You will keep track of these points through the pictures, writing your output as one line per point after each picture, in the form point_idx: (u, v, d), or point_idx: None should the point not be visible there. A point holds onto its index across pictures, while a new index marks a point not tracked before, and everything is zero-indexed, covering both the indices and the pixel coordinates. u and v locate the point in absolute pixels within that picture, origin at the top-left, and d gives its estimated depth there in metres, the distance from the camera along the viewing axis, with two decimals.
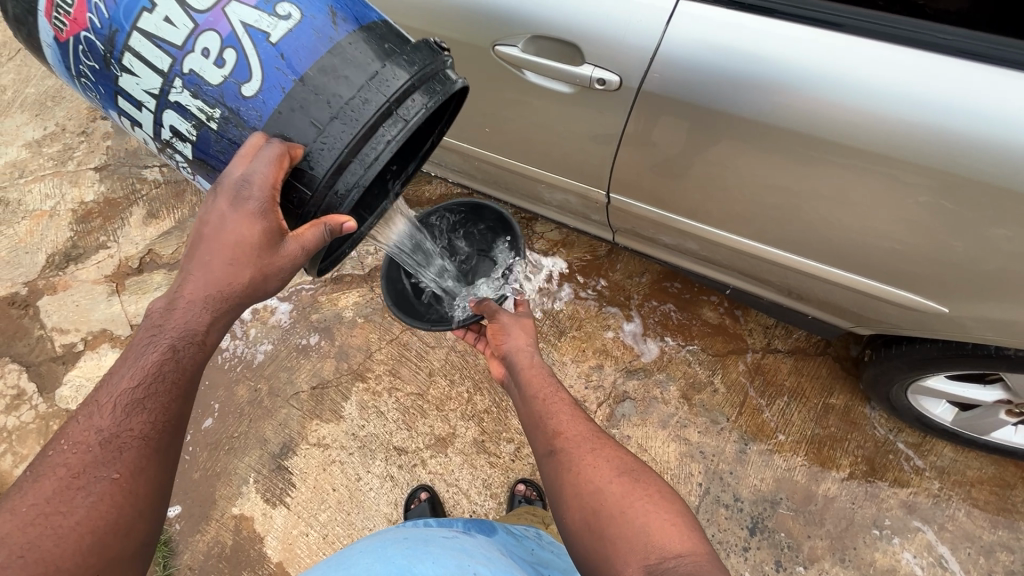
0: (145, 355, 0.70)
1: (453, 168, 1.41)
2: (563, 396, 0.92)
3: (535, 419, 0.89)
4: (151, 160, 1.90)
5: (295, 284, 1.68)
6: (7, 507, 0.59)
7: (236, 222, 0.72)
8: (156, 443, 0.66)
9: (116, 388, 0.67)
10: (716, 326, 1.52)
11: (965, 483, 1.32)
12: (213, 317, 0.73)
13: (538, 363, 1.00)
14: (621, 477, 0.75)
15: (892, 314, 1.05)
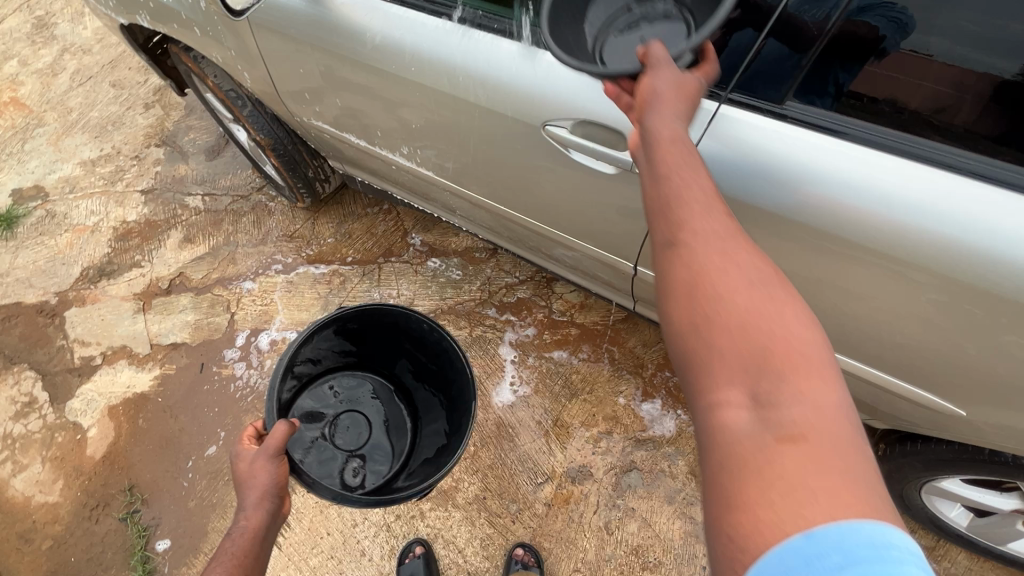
0: (237, 527, 0.81)
1: (483, 225, 1.47)
2: (698, 175, 0.62)
3: (666, 216, 0.60)
4: (194, 188, 1.99)
5: (316, 319, 1.72)
6: None
7: (258, 466, 0.87)
8: None
9: (223, 552, 0.77)
10: None
11: None
12: (268, 484, 0.86)
13: (681, 135, 0.66)
14: (795, 330, 0.50)
15: (902, 410, 1.06)
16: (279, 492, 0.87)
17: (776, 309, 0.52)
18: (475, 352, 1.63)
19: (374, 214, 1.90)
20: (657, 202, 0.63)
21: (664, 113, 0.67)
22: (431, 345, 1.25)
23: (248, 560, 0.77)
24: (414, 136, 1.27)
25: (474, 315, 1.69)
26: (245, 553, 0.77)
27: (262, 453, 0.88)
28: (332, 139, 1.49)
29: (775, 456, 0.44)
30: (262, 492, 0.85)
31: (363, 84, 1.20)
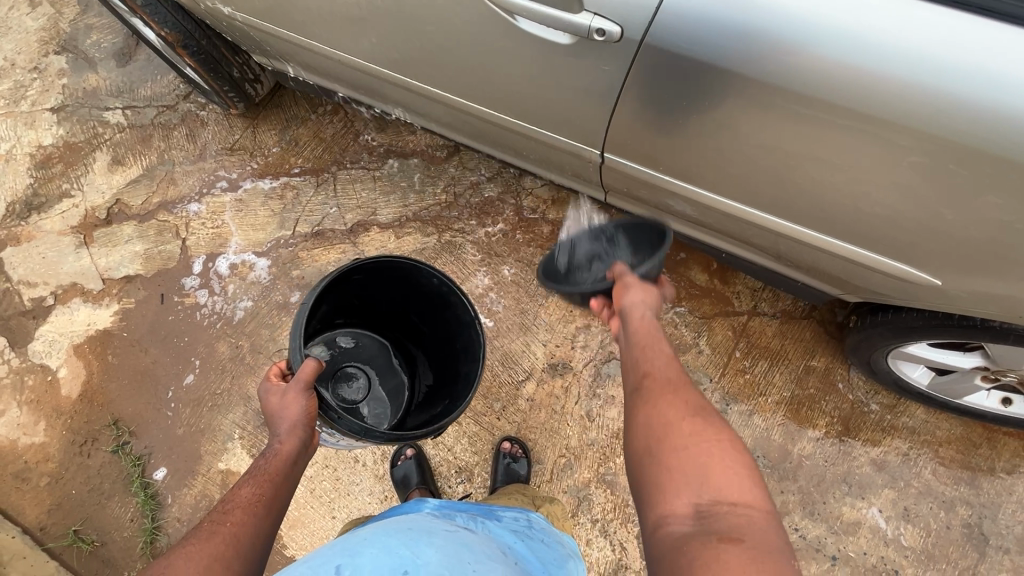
0: (266, 456, 0.84)
1: (437, 120, 1.31)
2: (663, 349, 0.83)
3: (630, 364, 0.83)
4: (112, 101, 1.75)
5: (274, 238, 1.61)
6: (182, 553, 0.68)
7: (291, 396, 0.90)
8: (263, 502, 0.77)
9: (250, 476, 0.81)
10: (705, 288, 1.50)
11: (933, 442, 1.37)
12: (298, 419, 0.88)
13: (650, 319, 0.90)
14: (717, 430, 0.66)
15: (880, 281, 1.03)
16: (310, 425, 0.89)
17: (710, 422, 0.67)
18: (445, 258, 1.57)
19: (320, 116, 1.72)
20: (634, 358, 0.84)
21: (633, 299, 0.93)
22: (441, 304, 1.20)
23: (278, 481, 0.81)
24: (343, 20, 1.09)
25: (440, 220, 1.60)
26: (276, 475, 0.81)
27: (293, 386, 0.90)
28: (251, 29, 1.27)
29: (707, 548, 0.54)
30: (292, 421, 0.88)
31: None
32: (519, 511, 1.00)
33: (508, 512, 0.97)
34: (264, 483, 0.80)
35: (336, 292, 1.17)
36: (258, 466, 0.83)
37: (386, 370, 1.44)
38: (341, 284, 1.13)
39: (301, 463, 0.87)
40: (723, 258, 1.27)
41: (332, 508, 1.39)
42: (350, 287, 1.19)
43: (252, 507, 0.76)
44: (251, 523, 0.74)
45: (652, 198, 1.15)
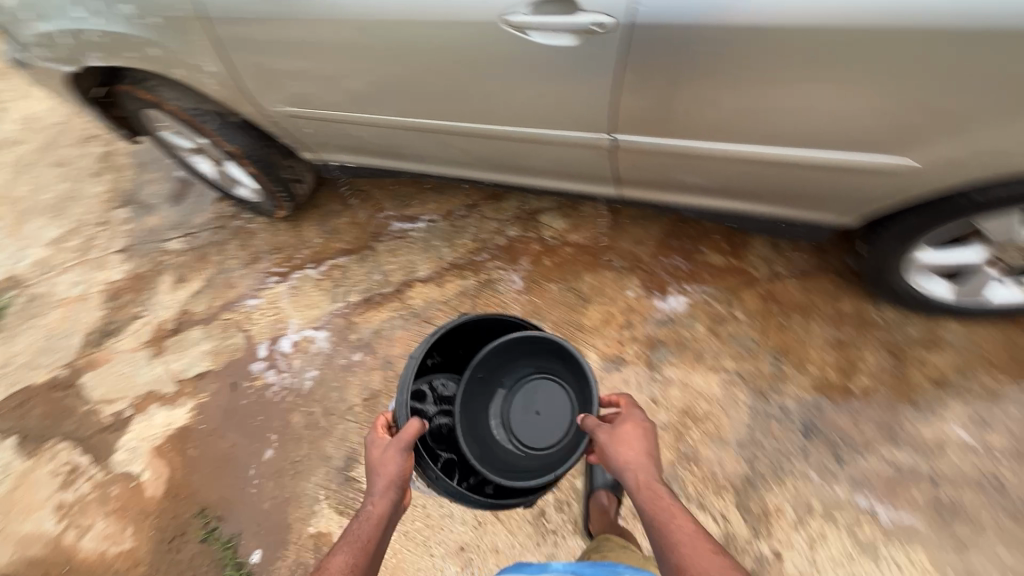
0: (361, 521, 0.90)
1: (458, 159, 1.53)
2: (683, 514, 0.87)
3: (657, 543, 0.86)
4: (171, 233, 2.01)
5: (328, 312, 1.78)
6: None
7: (390, 456, 0.97)
8: (356, 570, 0.83)
9: (345, 540, 0.87)
10: (724, 267, 1.66)
11: (980, 351, 1.44)
12: (390, 480, 0.94)
13: (652, 475, 0.93)
14: None
15: (873, 186, 1.15)
16: (402, 485, 0.95)
17: None
18: (486, 294, 1.73)
19: (353, 205, 1.97)
20: (659, 539, 0.86)
21: (628, 452, 0.96)
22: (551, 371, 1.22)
23: (370, 546, 0.86)
24: (376, 101, 1.37)
25: (474, 264, 1.79)
26: (369, 539, 0.87)
27: (392, 445, 0.98)
28: (291, 121, 1.52)
29: None
30: (388, 482, 0.94)
31: (315, 70, 1.32)
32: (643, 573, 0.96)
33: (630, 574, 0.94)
34: (356, 551, 0.85)
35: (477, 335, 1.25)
36: (352, 530, 0.89)
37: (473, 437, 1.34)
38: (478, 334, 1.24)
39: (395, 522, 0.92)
40: (737, 219, 1.41)
41: (428, 546, 1.37)
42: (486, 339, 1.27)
43: (348, 571, 0.82)
44: None
45: (661, 176, 1.32)
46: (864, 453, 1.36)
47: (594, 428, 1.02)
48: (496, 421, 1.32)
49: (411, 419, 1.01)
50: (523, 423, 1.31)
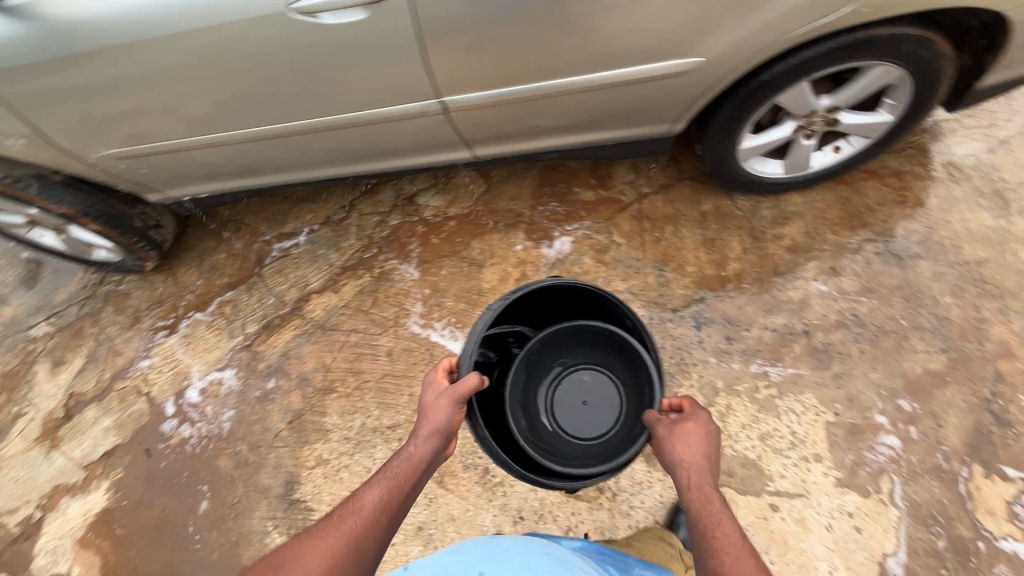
0: (402, 460, 0.97)
1: (313, 161, 1.51)
2: (727, 517, 0.87)
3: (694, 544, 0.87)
4: (34, 318, 1.85)
5: (230, 349, 1.72)
6: (323, 533, 0.89)
7: (442, 403, 1.00)
8: (387, 510, 0.91)
9: (379, 476, 0.96)
10: (596, 200, 1.77)
11: (819, 213, 1.64)
12: (432, 431, 0.99)
13: (704, 478, 0.95)
14: None
15: (686, 87, 1.26)
16: (447, 434, 1.00)
17: None
18: (385, 287, 1.74)
19: (228, 237, 1.90)
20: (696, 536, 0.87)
21: (683, 450, 0.98)
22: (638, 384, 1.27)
23: (405, 488, 0.94)
24: (205, 123, 1.33)
25: (366, 261, 1.79)
26: (409, 479, 0.95)
27: (447, 394, 1.01)
28: (122, 163, 1.44)
29: None
30: (434, 428, 0.99)
31: (128, 106, 1.27)
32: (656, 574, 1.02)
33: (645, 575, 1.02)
34: (387, 489, 0.93)
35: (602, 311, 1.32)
36: (388, 466, 0.97)
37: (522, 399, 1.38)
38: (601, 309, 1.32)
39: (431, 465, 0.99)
40: (593, 150, 1.50)
41: None
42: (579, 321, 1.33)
43: (380, 511, 0.90)
44: (374, 529, 0.89)
45: (506, 127, 1.38)
46: (749, 326, 1.52)
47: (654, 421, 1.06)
48: (545, 402, 1.38)
49: (472, 374, 1.02)
50: (569, 411, 1.38)
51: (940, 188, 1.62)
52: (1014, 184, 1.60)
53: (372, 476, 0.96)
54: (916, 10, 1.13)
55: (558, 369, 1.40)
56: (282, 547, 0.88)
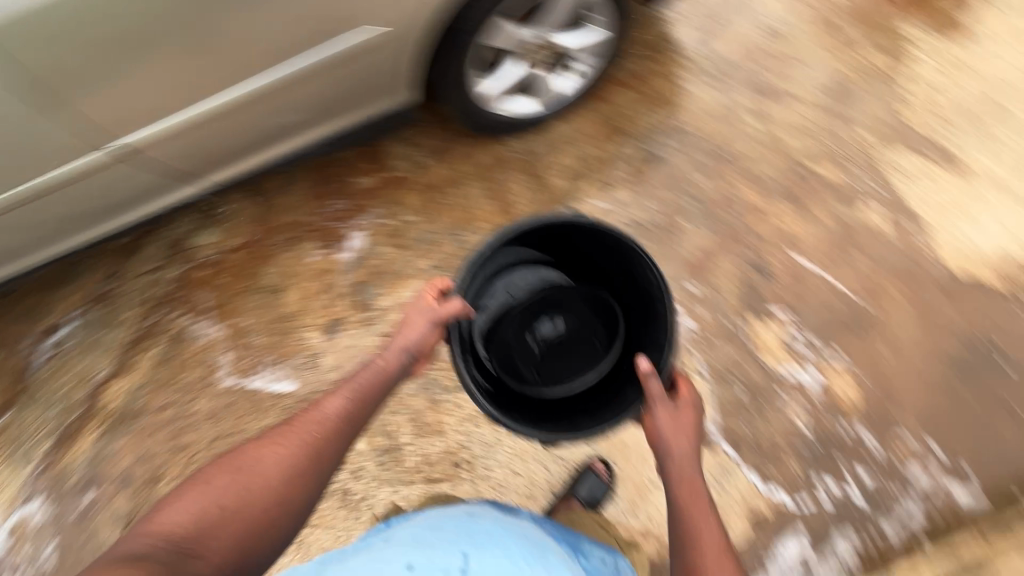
0: (360, 376, 0.99)
1: (28, 245, 1.33)
2: (713, 522, 0.89)
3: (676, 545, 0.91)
4: None
5: (25, 479, 1.50)
6: (277, 440, 0.90)
7: (419, 322, 1.04)
8: (340, 427, 0.93)
9: (340, 389, 0.97)
10: (377, 184, 1.70)
11: (584, 134, 1.71)
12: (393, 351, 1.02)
13: (696, 474, 0.94)
14: None
15: (388, 49, 1.26)
16: (417, 352, 1.03)
17: None
18: (183, 347, 1.59)
19: None
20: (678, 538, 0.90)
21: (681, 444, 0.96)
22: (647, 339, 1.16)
23: (366, 399, 0.96)
24: None
25: (153, 327, 1.61)
26: (375, 388, 0.98)
27: (426, 311, 1.05)
28: None
29: None
30: (404, 345, 1.02)
31: None
32: (605, 550, 1.14)
33: (593, 549, 1.13)
34: (349, 403, 0.95)
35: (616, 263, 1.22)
36: (357, 377, 0.99)
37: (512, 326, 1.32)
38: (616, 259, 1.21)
39: (396, 380, 1.02)
40: (341, 135, 1.47)
41: None
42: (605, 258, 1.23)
43: (338, 424, 0.93)
44: (337, 435, 0.92)
45: (228, 143, 1.31)
46: None
47: (654, 395, 0.98)
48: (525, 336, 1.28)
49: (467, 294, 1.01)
50: None
51: (677, 79, 1.74)
52: (734, 59, 1.75)
53: (337, 386, 0.98)
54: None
55: None
56: (243, 452, 0.90)
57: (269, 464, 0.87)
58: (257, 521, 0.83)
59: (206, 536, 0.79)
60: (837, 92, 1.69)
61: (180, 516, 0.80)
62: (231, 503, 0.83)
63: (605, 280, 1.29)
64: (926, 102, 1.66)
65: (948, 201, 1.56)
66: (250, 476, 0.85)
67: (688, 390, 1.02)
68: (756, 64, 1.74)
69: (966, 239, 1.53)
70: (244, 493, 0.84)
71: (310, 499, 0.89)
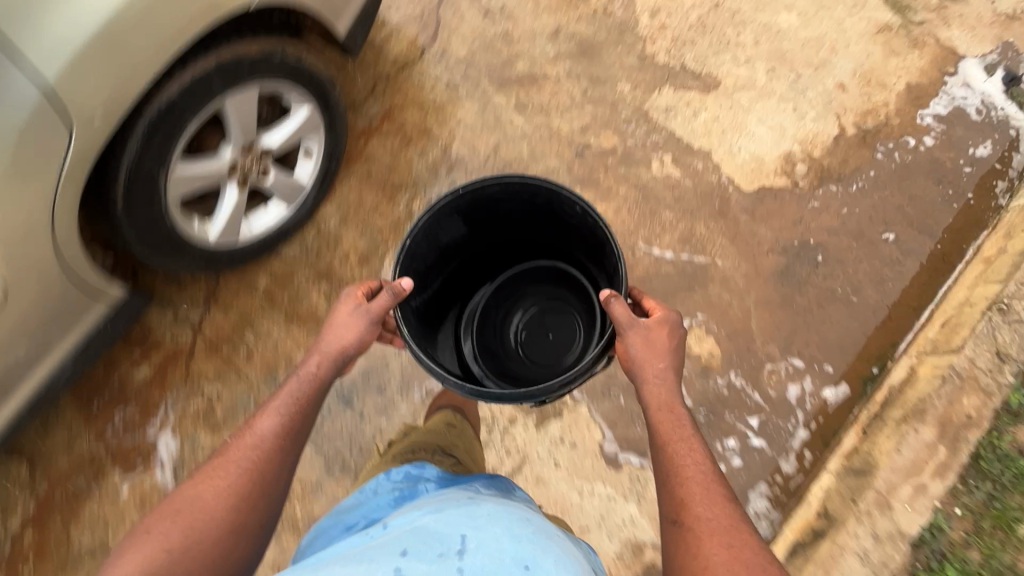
0: (292, 384, 0.99)
1: None
2: (697, 449, 0.90)
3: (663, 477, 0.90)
4: None
5: None
6: (212, 470, 0.90)
7: (349, 321, 1.01)
8: (280, 448, 0.92)
9: (274, 402, 0.97)
10: (158, 368, 1.42)
11: (358, 206, 1.52)
12: (325, 354, 1.00)
13: (673, 396, 0.95)
14: None
15: (23, 272, 0.94)
16: (354, 350, 1.01)
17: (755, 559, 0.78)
18: None
19: None
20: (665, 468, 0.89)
21: (656, 365, 0.96)
22: (600, 252, 1.16)
23: (306, 401, 0.96)
24: None
25: None
26: (311, 392, 0.97)
27: (352, 306, 1.03)
28: None
29: None
30: (339, 350, 1.00)
31: None
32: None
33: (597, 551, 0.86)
34: (283, 417, 0.94)
35: (539, 220, 1.25)
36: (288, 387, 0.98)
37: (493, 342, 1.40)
38: (538, 215, 1.23)
39: (331, 381, 1.01)
40: (57, 375, 1.14)
41: None
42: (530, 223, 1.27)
43: (279, 440, 0.92)
44: (280, 453, 0.92)
45: None
46: (385, 363, 1.43)
47: (625, 317, 0.96)
48: (515, 330, 1.40)
49: (401, 278, 1.03)
50: (537, 342, 1.38)
51: (425, 105, 1.59)
52: (471, 60, 1.62)
53: (269, 399, 0.98)
54: (184, 47, 0.95)
55: (523, 302, 1.43)
56: (188, 485, 0.90)
57: (210, 500, 0.87)
58: (211, 555, 0.83)
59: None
60: (580, 54, 1.62)
61: (122, 566, 0.80)
62: (179, 544, 0.82)
63: (548, 249, 1.35)
64: (662, 30, 1.63)
65: (719, 120, 1.56)
66: (196, 510, 0.85)
67: (661, 310, 1.00)
68: (495, 57, 1.62)
69: (747, 150, 1.54)
70: (189, 532, 0.83)
71: (265, 515, 0.89)
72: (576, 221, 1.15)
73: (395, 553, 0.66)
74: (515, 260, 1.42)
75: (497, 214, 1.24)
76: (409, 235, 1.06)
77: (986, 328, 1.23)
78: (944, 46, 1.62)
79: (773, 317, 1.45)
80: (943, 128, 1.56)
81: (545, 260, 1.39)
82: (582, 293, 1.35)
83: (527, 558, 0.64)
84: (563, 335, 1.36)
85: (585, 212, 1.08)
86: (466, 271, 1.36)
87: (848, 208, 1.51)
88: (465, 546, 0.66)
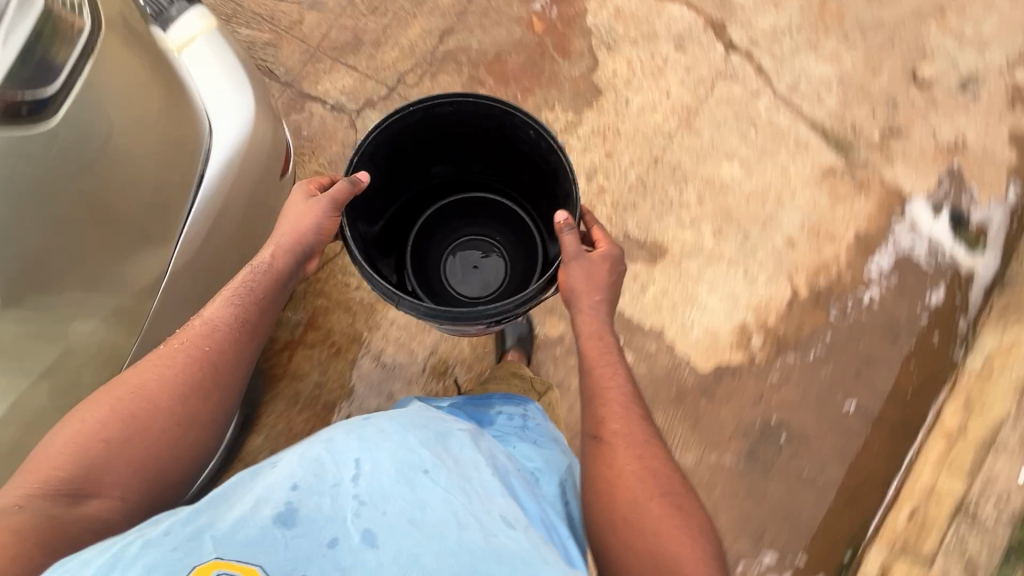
0: (248, 279, 0.95)
1: None
2: (619, 371, 0.96)
3: (587, 398, 0.96)
4: None
5: None
6: (153, 364, 0.85)
7: (308, 211, 0.97)
8: (235, 352, 0.89)
9: (224, 303, 0.92)
10: None
11: (288, 434, 1.37)
12: (282, 244, 0.96)
13: (605, 316, 0.99)
14: (659, 519, 0.82)
15: None
16: (320, 233, 0.97)
17: (675, 481, 0.87)
18: None
19: None
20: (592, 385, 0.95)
21: (593, 292, 0.99)
22: (552, 179, 1.17)
23: (265, 293, 0.94)
24: None
25: None
26: (272, 276, 0.96)
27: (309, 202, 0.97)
28: None
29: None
30: (298, 237, 0.96)
31: None
32: (516, 404, 1.11)
33: (503, 409, 1.10)
34: (235, 305, 0.92)
35: (492, 147, 1.25)
36: (244, 276, 0.95)
37: (431, 269, 1.43)
38: (490, 145, 1.24)
39: (289, 271, 0.98)
40: None
41: None
42: (480, 151, 1.28)
43: (235, 332, 0.90)
44: (238, 341, 0.90)
45: None
46: None
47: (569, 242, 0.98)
48: (448, 260, 1.45)
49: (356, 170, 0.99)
50: (467, 275, 1.44)
51: (352, 307, 1.44)
52: None
53: (224, 287, 0.95)
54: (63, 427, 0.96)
55: (460, 230, 1.46)
56: (122, 378, 0.83)
57: (152, 395, 0.82)
58: (155, 440, 0.80)
59: (92, 476, 0.74)
60: None
61: (48, 463, 0.74)
62: (118, 436, 0.78)
63: (491, 183, 1.37)
64: (601, 194, 1.52)
65: (669, 294, 1.47)
66: (137, 398, 0.81)
67: (606, 243, 1.03)
68: None
69: (701, 325, 1.46)
70: (134, 419, 0.79)
71: (219, 415, 0.86)
72: (529, 146, 1.14)
73: (282, 484, 0.66)
74: (446, 192, 1.40)
75: (446, 134, 1.22)
76: (365, 137, 1.05)
77: (957, 538, 1.22)
78: (889, 186, 1.56)
79: (742, 510, 1.38)
80: (894, 279, 1.52)
81: (480, 194, 1.41)
82: (505, 218, 1.41)
83: (427, 464, 0.73)
84: (494, 276, 1.43)
85: (539, 135, 1.08)
86: (403, 200, 1.35)
87: (807, 380, 1.45)
88: (361, 472, 0.69)
